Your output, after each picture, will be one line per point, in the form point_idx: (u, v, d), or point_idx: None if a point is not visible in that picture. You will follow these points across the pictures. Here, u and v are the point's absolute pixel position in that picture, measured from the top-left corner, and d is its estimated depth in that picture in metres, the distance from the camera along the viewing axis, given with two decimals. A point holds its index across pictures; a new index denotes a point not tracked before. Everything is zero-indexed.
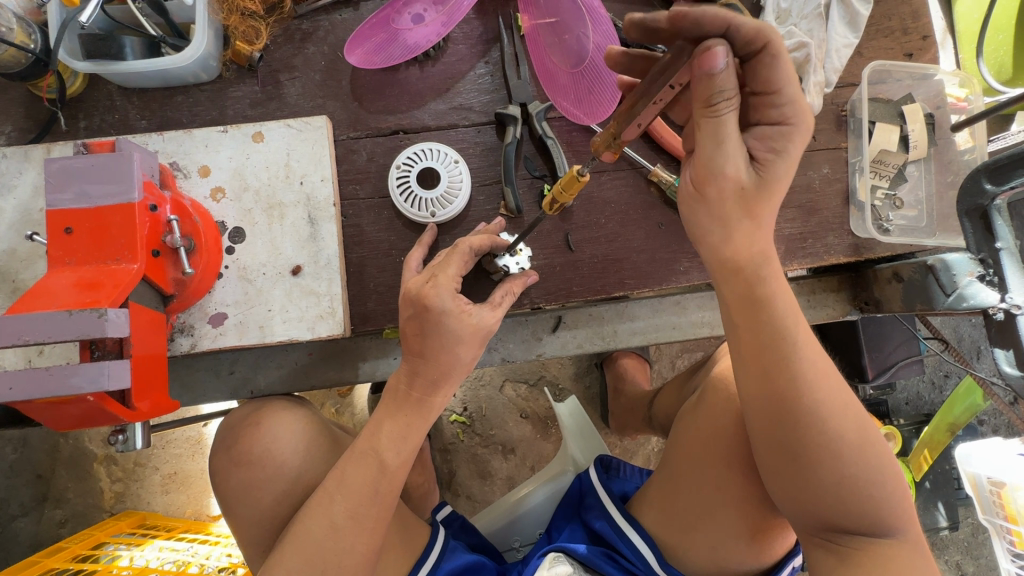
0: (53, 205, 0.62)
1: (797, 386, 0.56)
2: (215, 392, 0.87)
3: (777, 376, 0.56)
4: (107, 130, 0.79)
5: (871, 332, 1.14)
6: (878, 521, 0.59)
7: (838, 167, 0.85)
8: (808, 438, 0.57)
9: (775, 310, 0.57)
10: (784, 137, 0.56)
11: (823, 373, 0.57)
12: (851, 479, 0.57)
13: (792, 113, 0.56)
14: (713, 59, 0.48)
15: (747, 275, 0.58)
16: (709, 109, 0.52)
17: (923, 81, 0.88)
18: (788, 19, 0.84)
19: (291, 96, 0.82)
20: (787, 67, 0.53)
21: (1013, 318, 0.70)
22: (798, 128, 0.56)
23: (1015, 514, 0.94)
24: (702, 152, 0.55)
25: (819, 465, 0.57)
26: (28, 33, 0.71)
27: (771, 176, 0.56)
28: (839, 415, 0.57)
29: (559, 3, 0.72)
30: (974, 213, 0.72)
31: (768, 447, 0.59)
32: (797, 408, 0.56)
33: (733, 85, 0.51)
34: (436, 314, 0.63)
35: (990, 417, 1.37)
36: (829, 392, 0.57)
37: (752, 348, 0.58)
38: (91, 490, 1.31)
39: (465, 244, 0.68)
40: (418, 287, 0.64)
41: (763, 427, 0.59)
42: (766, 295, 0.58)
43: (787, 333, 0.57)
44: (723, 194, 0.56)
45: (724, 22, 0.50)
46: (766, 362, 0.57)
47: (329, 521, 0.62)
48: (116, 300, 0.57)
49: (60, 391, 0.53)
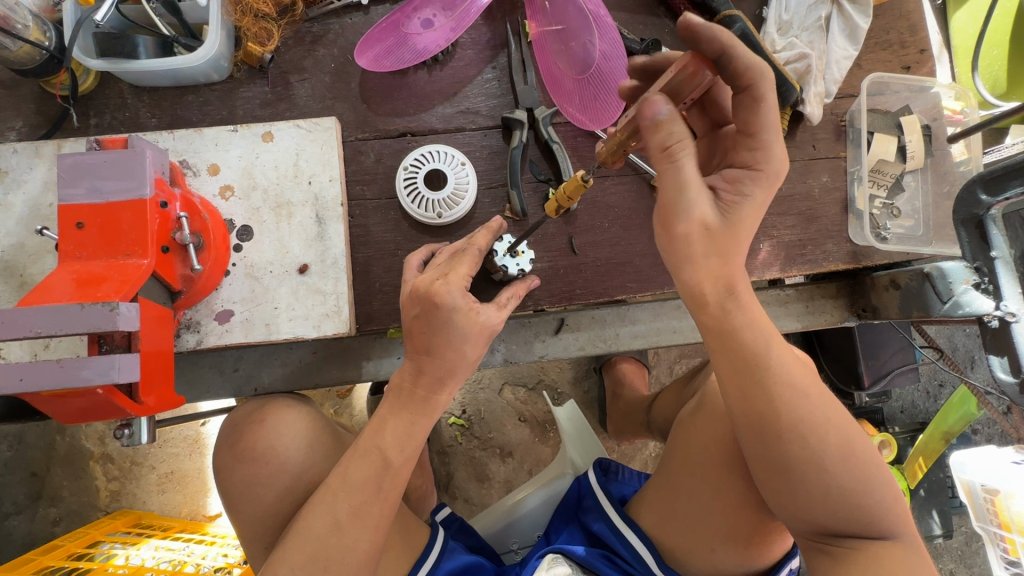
0: (65, 199, 0.62)
1: (777, 402, 0.57)
2: (219, 389, 0.87)
3: (755, 394, 0.58)
4: (117, 127, 0.80)
5: (868, 340, 1.15)
6: (872, 523, 0.59)
7: (838, 176, 0.87)
8: (792, 452, 0.58)
9: (750, 335, 0.58)
10: (753, 181, 0.56)
11: (802, 389, 0.58)
12: (839, 488, 0.58)
13: (763, 158, 0.56)
14: (653, 108, 0.54)
15: (713, 310, 0.58)
16: (667, 154, 0.54)
17: (920, 93, 0.90)
18: (789, 30, 0.86)
19: (300, 97, 0.83)
20: (770, 111, 0.54)
21: (1008, 326, 0.72)
22: (767, 173, 0.56)
23: (1009, 521, 0.94)
24: (666, 197, 0.56)
25: (805, 476, 0.58)
26: (43, 31, 0.72)
27: (737, 217, 0.55)
28: (822, 427, 0.58)
29: (566, 11, 0.75)
30: (970, 223, 0.73)
31: (758, 461, 0.60)
32: (780, 426, 0.57)
33: (684, 129, 0.54)
34: (445, 312, 0.63)
35: (984, 427, 1.38)
36: (809, 406, 0.58)
37: (731, 369, 0.59)
38: (87, 489, 1.30)
39: (474, 247, 0.68)
40: (428, 285, 0.65)
41: (750, 442, 0.60)
42: (738, 322, 0.58)
43: (764, 351, 0.58)
44: (681, 233, 0.56)
45: (721, 47, 0.51)
46: (748, 381, 0.58)
47: (332, 518, 0.63)
48: (126, 295, 0.57)
49: (70, 384, 0.54)
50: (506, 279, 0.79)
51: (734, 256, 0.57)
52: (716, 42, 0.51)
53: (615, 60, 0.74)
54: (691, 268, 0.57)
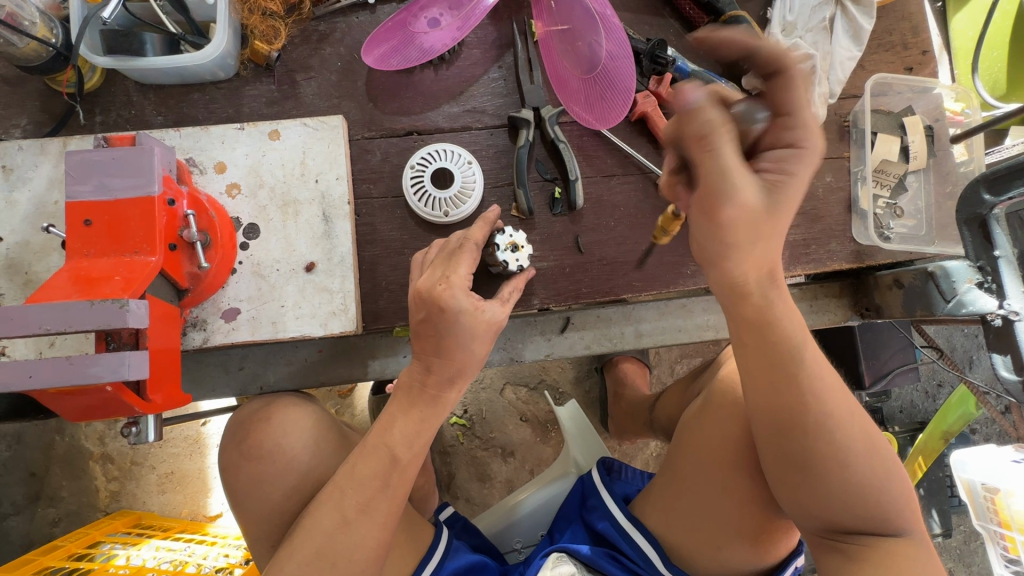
0: (72, 197, 0.62)
1: (805, 398, 0.57)
2: (224, 388, 0.87)
3: (784, 388, 0.57)
4: (124, 125, 0.80)
5: (868, 340, 1.16)
6: (886, 521, 0.59)
7: (841, 176, 0.87)
8: (818, 448, 0.58)
9: (787, 328, 0.58)
10: (797, 159, 0.57)
11: (829, 385, 0.58)
12: (858, 485, 0.58)
13: (803, 136, 0.57)
14: (683, 97, 0.58)
15: (755, 300, 0.59)
16: (702, 145, 0.56)
17: (923, 94, 0.90)
18: (794, 31, 0.86)
19: (307, 96, 0.83)
20: (803, 90, 0.55)
21: (1012, 324, 0.73)
22: (811, 149, 0.57)
23: (1008, 519, 0.95)
24: (707, 185, 0.57)
25: (827, 473, 0.58)
26: (50, 27, 0.73)
27: (781, 195, 0.57)
28: (847, 423, 0.58)
29: (571, 11, 0.78)
30: (973, 222, 0.74)
31: (779, 457, 0.60)
32: (807, 421, 0.57)
33: (712, 115, 0.56)
34: (451, 313, 0.64)
35: (983, 426, 1.39)
36: (835, 402, 0.58)
37: (761, 361, 0.59)
38: (86, 489, 1.29)
39: (470, 241, 0.68)
40: (431, 288, 0.64)
41: (772, 437, 0.60)
42: (777, 311, 0.59)
43: (795, 345, 0.58)
44: (737, 222, 0.57)
45: (743, 45, 0.57)
46: (776, 375, 0.58)
47: (340, 515, 0.63)
48: (135, 292, 0.57)
49: (79, 381, 0.54)
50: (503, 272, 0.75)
51: (775, 242, 0.58)
52: (731, 42, 0.58)
53: (622, 60, 0.77)
54: (737, 259, 0.58)
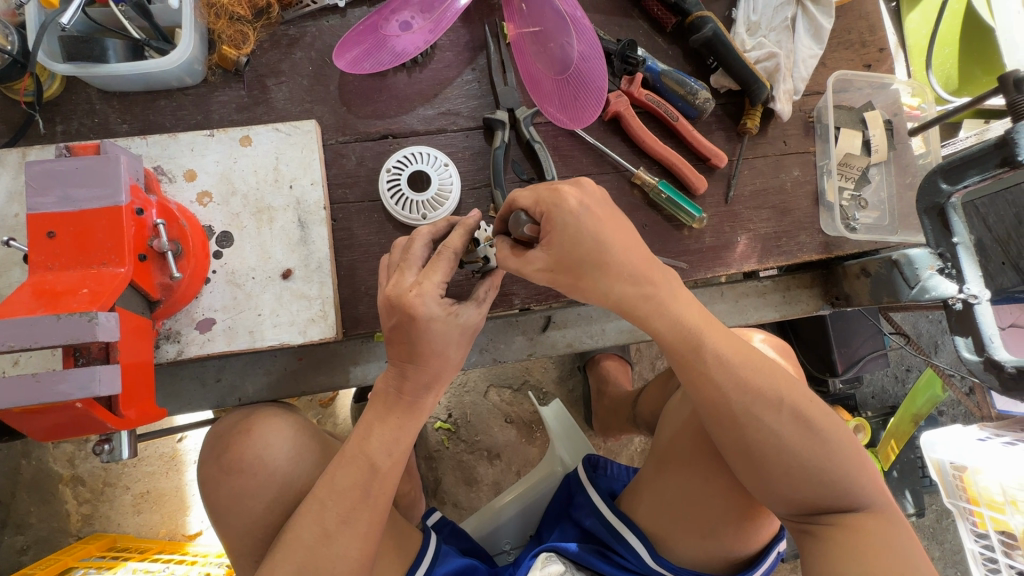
0: (36, 209, 0.60)
1: (725, 391, 0.60)
2: (201, 401, 0.85)
3: (700, 384, 0.61)
4: (87, 134, 0.78)
5: (839, 328, 1.20)
6: (841, 496, 0.61)
7: (808, 170, 0.90)
8: (749, 435, 0.60)
9: (672, 335, 0.61)
10: (546, 219, 0.59)
11: (747, 374, 0.60)
12: (803, 465, 0.60)
13: (541, 200, 0.60)
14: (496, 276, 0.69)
15: (637, 315, 0.61)
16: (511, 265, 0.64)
17: (881, 90, 0.93)
18: (758, 30, 0.89)
19: (278, 101, 0.82)
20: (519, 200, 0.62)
21: (971, 308, 0.76)
22: (552, 204, 0.59)
23: (976, 496, 0.99)
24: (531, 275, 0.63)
25: (767, 458, 0.60)
26: (4, 34, 0.70)
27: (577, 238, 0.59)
28: (776, 408, 0.60)
29: (543, 13, 0.79)
30: (932, 212, 0.77)
31: (724, 447, 0.63)
32: (733, 411, 0.60)
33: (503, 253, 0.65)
34: (421, 321, 0.61)
35: (949, 408, 1.45)
36: (757, 391, 0.60)
37: (681, 363, 0.62)
38: (56, 514, 1.24)
39: (448, 249, 0.63)
40: (401, 293, 0.62)
41: (711, 429, 0.63)
42: (660, 326, 0.61)
43: (705, 345, 0.60)
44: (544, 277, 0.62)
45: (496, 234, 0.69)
46: (693, 374, 0.61)
47: (321, 527, 0.62)
48: (104, 304, 0.56)
49: (48, 399, 0.52)
50: (483, 266, 0.72)
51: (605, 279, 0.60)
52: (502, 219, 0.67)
53: (593, 61, 0.79)
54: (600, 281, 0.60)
